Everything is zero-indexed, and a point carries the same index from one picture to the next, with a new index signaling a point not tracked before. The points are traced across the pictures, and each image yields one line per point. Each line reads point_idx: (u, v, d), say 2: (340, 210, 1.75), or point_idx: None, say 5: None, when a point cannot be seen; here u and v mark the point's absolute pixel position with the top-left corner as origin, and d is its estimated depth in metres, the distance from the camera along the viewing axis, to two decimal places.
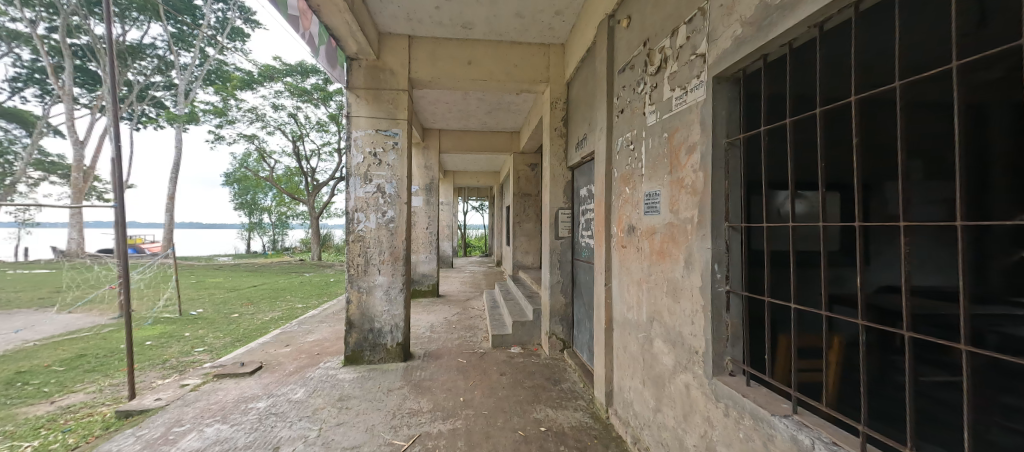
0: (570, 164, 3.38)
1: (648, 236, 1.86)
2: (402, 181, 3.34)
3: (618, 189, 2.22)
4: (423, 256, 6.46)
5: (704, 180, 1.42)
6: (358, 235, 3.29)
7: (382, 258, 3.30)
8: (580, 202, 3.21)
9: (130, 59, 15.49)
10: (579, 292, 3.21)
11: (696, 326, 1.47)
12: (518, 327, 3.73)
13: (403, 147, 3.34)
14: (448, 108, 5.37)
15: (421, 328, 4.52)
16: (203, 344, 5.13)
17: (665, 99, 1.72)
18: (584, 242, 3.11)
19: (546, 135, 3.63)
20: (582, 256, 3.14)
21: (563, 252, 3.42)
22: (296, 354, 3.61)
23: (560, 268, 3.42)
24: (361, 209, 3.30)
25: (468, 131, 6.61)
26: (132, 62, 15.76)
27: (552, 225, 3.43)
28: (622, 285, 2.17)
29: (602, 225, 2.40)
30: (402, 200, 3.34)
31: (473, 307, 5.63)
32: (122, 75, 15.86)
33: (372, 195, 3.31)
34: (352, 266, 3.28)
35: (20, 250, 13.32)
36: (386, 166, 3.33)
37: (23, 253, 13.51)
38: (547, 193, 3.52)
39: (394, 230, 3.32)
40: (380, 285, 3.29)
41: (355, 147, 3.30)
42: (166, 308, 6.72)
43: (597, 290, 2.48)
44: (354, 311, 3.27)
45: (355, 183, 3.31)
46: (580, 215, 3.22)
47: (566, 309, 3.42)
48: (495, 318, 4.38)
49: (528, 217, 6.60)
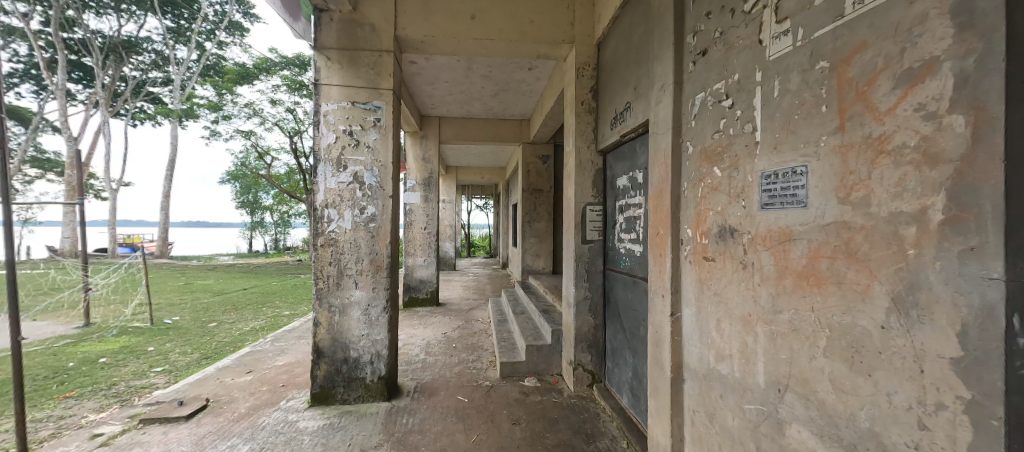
0: (602, 146, 2.61)
1: (772, 247, 1.10)
2: (387, 169, 2.59)
3: (698, 172, 1.46)
4: (421, 259, 5.74)
5: (972, 134, 0.67)
6: (329, 238, 2.55)
7: (361, 267, 2.56)
8: (617, 195, 2.46)
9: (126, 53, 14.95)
10: (615, 311, 2.46)
11: (940, 439, 0.72)
12: (533, 353, 2.98)
13: (388, 125, 2.60)
14: (447, 88, 4.62)
15: (415, 348, 3.79)
16: (164, 362, 4.42)
17: (820, 2, 0.97)
18: (623, 249, 2.34)
19: (569, 111, 2.87)
20: (620, 266, 2.38)
21: (592, 259, 2.67)
22: (255, 387, 2.88)
23: (588, 281, 2.66)
24: (334, 205, 2.56)
25: (471, 119, 5.86)
26: (128, 57, 15.24)
27: (578, 225, 2.67)
28: (705, 318, 1.41)
29: (665, 227, 1.64)
30: (385, 193, 2.59)
31: (477, 319, 4.89)
32: (117, 71, 15.35)
33: (347, 186, 2.57)
34: (321, 278, 2.54)
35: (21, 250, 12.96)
36: (366, 150, 2.59)
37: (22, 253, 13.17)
38: (572, 185, 2.75)
39: (376, 231, 2.58)
40: (357, 302, 2.55)
41: (325, 124, 2.56)
42: (136, 317, 6.06)
43: (653, 318, 1.73)
44: (323, 335, 2.53)
45: (327, 170, 2.56)
46: (617, 212, 2.46)
47: (596, 333, 2.67)
48: (503, 337, 3.62)
49: (540, 215, 5.84)
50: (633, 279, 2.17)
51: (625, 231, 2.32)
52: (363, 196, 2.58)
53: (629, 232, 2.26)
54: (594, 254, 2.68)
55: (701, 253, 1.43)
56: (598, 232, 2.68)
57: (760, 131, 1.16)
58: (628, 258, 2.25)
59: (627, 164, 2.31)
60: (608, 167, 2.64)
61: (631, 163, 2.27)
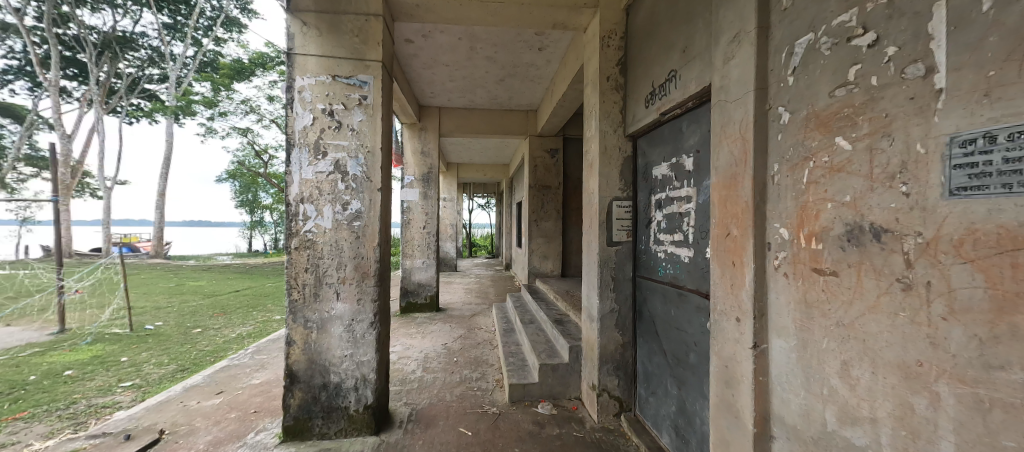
0: (633, 129, 2.18)
1: (978, 257, 0.68)
2: (375, 156, 2.15)
3: (802, 147, 1.03)
4: (419, 261, 5.31)
5: None
6: (305, 240, 2.11)
7: (343, 274, 2.12)
8: (653, 188, 2.02)
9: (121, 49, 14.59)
10: (650, 327, 2.03)
11: None
12: (548, 374, 2.54)
13: (377, 104, 2.16)
14: (448, 73, 4.18)
15: (410, 362, 3.36)
16: (134, 376, 3.99)
17: None
18: (662, 254, 1.91)
19: (591, 89, 2.43)
20: (657, 275, 1.95)
21: (619, 264, 2.24)
22: (221, 415, 2.45)
23: (615, 290, 2.24)
24: (310, 200, 2.12)
25: (473, 110, 5.43)
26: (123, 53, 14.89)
27: (603, 223, 2.24)
28: (818, 357, 0.98)
29: (741, 226, 1.20)
30: (373, 185, 2.16)
31: (480, 327, 4.45)
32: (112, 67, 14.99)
33: (326, 176, 2.13)
34: (295, 287, 2.10)
35: (17, 249, 12.73)
36: (349, 133, 2.14)
37: (14, 252, 12.90)
38: (595, 176, 2.31)
39: (362, 232, 2.14)
40: (339, 316, 2.11)
41: (299, 101, 2.12)
42: (114, 323, 5.65)
43: (719, 346, 1.31)
44: (298, 357, 2.09)
45: (302, 158, 2.12)
46: (652, 209, 2.03)
47: (624, 352, 2.23)
48: (511, 351, 3.18)
49: (547, 213, 5.39)
50: (679, 291, 1.73)
51: (665, 232, 1.89)
52: (346, 189, 2.14)
53: (672, 233, 1.82)
54: (622, 258, 2.25)
55: (810, 264, 1.00)
56: (626, 232, 2.25)
57: (945, 73, 0.73)
58: (671, 265, 1.82)
59: (669, 149, 1.87)
60: (640, 155, 2.20)
61: (673, 148, 1.84)
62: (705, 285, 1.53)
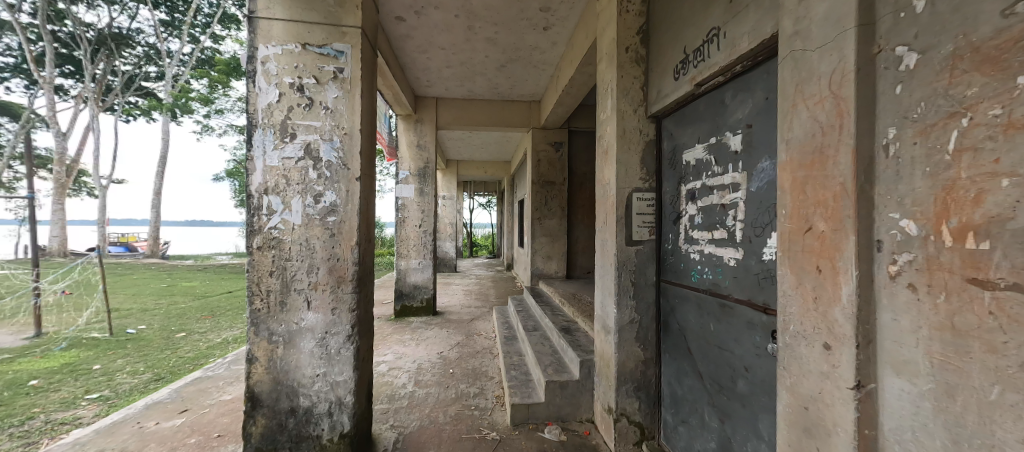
0: (657, 107, 1.85)
1: None
2: (353, 139, 1.82)
3: (946, 100, 0.70)
4: (415, 262, 4.99)
5: None
6: (270, 238, 1.78)
7: (315, 279, 1.79)
8: (683, 177, 1.69)
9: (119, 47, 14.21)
10: (680, 342, 1.70)
11: None
12: (555, 393, 2.21)
13: (355, 78, 1.83)
14: (445, 58, 3.86)
15: (401, 374, 3.04)
16: (104, 386, 3.67)
17: None
18: (697, 256, 1.58)
19: (606, 63, 2.09)
20: (690, 280, 1.62)
21: (640, 268, 1.92)
22: (179, 440, 2.12)
23: (635, 297, 1.91)
24: (276, 191, 1.79)
25: (473, 100, 5.09)
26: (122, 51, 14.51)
27: (621, 219, 1.91)
28: (982, 413, 0.64)
29: (832, 218, 0.87)
30: (350, 173, 1.83)
31: (479, 333, 4.12)
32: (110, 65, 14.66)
33: (294, 163, 1.79)
34: (258, 295, 1.77)
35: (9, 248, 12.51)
36: (323, 112, 1.81)
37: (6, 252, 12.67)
38: (611, 163, 1.98)
39: (337, 229, 1.81)
40: (309, 328, 1.78)
41: (263, 73, 1.79)
42: (93, 327, 5.34)
43: (795, 380, 0.97)
44: (261, 377, 1.76)
45: (267, 141, 1.79)
46: (681, 202, 1.71)
47: (645, 370, 1.90)
48: (512, 363, 2.85)
49: (551, 211, 5.05)
50: (723, 302, 1.40)
51: (700, 229, 1.56)
52: (318, 178, 1.81)
53: (710, 231, 1.50)
54: (643, 260, 1.92)
55: (962, 272, 0.67)
56: (648, 229, 1.92)
57: None
58: (709, 268, 1.49)
59: (706, 128, 1.54)
60: (665, 138, 1.87)
61: (712, 126, 1.51)
62: (763, 296, 1.20)
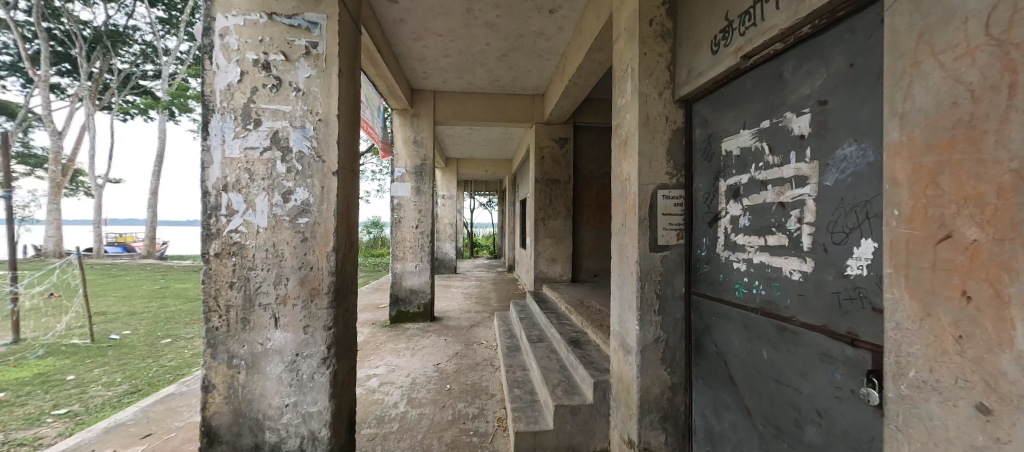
0: (687, 89, 1.56)
1: None
2: (329, 127, 1.54)
3: None
4: (412, 264, 4.72)
5: None
6: (230, 243, 1.50)
7: (283, 292, 1.51)
8: (722, 171, 1.42)
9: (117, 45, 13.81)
10: (718, 368, 1.42)
11: None
12: (565, 419, 1.93)
13: (332, 55, 1.55)
14: (442, 46, 3.58)
15: (393, 390, 2.75)
16: (74, 400, 3.40)
17: None
18: (742, 266, 1.30)
19: (624, 39, 1.80)
20: (732, 295, 1.34)
21: (666, 277, 1.64)
22: None
23: (660, 312, 1.63)
24: (237, 187, 1.51)
25: (473, 93, 4.81)
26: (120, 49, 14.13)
27: (644, 220, 1.63)
28: None
29: (997, 222, 0.59)
30: (325, 166, 1.55)
31: (480, 342, 3.84)
32: (108, 63, 14.29)
33: (258, 154, 1.51)
34: (216, 311, 1.49)
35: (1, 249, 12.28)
36: (293, 94, 1.53)
37: None
38: (631, 156, 1.69)
39: (310, 232, 1.53)
40: (277, 350, 1.51)
41: (221, 48, 1.51)
42: (73, 332, 5.07)
43: (919, 449, 0.70)
44: (219, 408, 1.49)
45: (225, 128, 1.51)
46: (719, 201, 1.43)
47: (673, 398, 1.62)
48: (515, 380, 2.56)
49: (556, 211, 4.77)
50: (783, 325, 1.12)
51: (747, 233, 1.28)
52: (287, 172, 1.53)
53: (762, 236, 1.21)
54: (670, 268, 1.64)
55: None
56: (676, 233, 1.64)
57: None
58: (760, 282, 1.21)
59: (756, 110, 1.26)
60: (697, 125, 1.58)
61: (764, 107, 1.22)
62: (848, 323, 0.92)
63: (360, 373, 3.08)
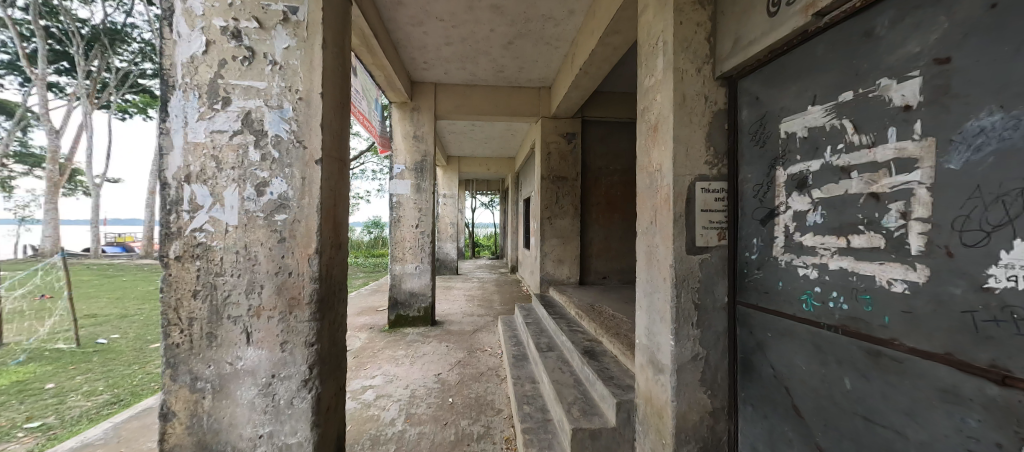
0: (733, 63, 1.33)
1: None
2: (312, 107, 1.31)
3: None
4: (411, 266, 4.48)
5: None
6: (193, 244, 1.26)
7: (256, 303, 1.28)
8: (781, 158, 1.18)
9: (115, 44, 13.35)
10: (776, 394, 1.19)
11: None
12: (584, 445, 1.69)
13: (314, 22, 1.32)
14: (443, 32, 3.35)
15: (390, 405, 2.51)
16: (50, 411, 3.18)
17: None
18: (812, 273, 1.06)
19: (653, 8, 1.56)
20: (798, 309, 1.10)
21: (706, 285, 1.40)
22: None
23: (699, 325, 1.40)
24: (202, 178, 1.27)
25: (475, 86, 4.57)
26: (118, 49, 13.85)
27: (680, 218, 1.39)
28: None
29: None
30: (306, 153, 1.31)
31: (484, 349, 3.60)
32: (107, 62, 13.99)
33: (226, 139, 1.28)
34: (176, 325, 1.26)
35: None
36: (268, 68, 1.30)
37: None
38: (664, 143, 1.45)
39: (289, 232, 1.29)
40: (249, 371, 1.27)
41: (183, 13, 1.27)
42: (58, 336, 4.85)
43: None
44: (179, 440, 1.25)
45: (188, 108, 1.27)
46: (777, 194, 1.19)
47: (714, 425, 1.39)
48: (524, 395, 2.32)
49: (563, 210, 4.52)
50: (877, 349, 0.89)
51: (820, 233, 1.04)
52: (261, 160, 1.29)
53: (844, 237, 0.98)
54: (710, 274, 1.40)
55: None
56: (718, 232, 1.40)
57: None
58: (841, 294, 0.98)
59: (832, 80, 1.02)
60: (744, 106, 1.35)
61: (844, 76, 0.98)
62: (994, 352, 0.68)
63: (355, 384, 2.84)
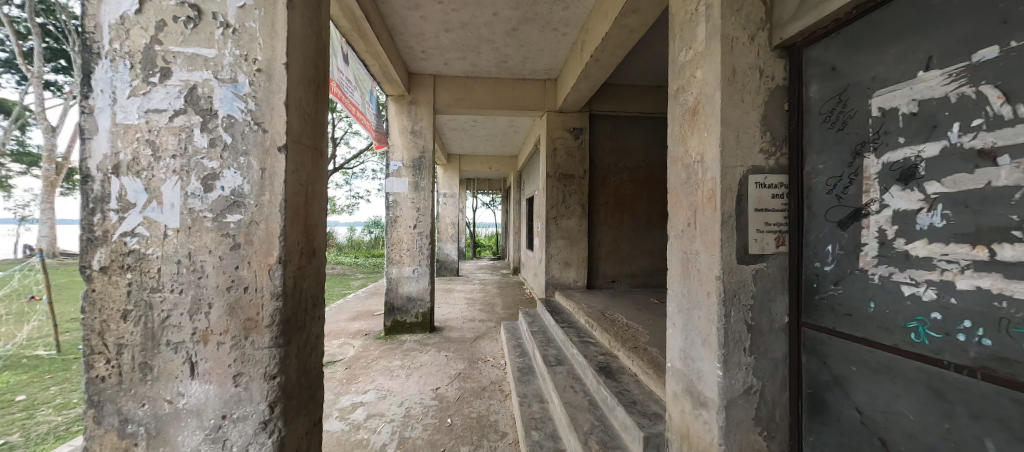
0: (798, 26, 1.06)
1: None
2: (273, 81, 1.05)
3: None
4: (409, 269, 4.22)
5: None
6: (122, 253, 1.00)
7: (203, 325, 1.02)
8: (872, 142, 0.92)
9: None
10: (864, 446, 0.92)
11: None
12: None
13: None
14: (442, 17, 3.08)
15: (382, 427, 2.25)
16: (15, 428, 2.92)
17: None
18: (927, 293, 0.80)
19: None
20: (903, 339, 0.84)
21: (761, 302, 1.14)
22: None
23: (753, 352, 1.13)
24: (134, 168, 1.01)
25: (477, 78, 4.31)
26: None
27: (730, 219, 1.13)
28: None
29: None
30: (266, 138, 1.04)
31: (486, 360, 3.34)
32: None
33: (164, 120, 1.02)
34: (102, 353, 1.00)
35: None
36: (218, 32, 1.04)
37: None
38: (708, 128, 1.19)
39: (244, 237, 1.03)
40: (193, 412, 1.01)
41: None
42: (38, 342, 4.60)
43: None
44: None
45: (117, 81, 1.01)
46: (867, 190, 0.92)
47: None
48: (532, 418, 2.06)
49: (570, 209, 4.26)
50: None
51: (941, 240, 0.78)
52: (210, 147, 1.03)
53: (986, 246, 0.72)
54: (767, 288, 1.14)
55: None
56: (776, 237, 1.14)
57: None
58: (981, 325, 0.71)
59: (963, 33, 0.75)
60: (813, 80, 1.08)
61: (983, 26, 0.72)
62: None
63: (345, 401, 2.59)
